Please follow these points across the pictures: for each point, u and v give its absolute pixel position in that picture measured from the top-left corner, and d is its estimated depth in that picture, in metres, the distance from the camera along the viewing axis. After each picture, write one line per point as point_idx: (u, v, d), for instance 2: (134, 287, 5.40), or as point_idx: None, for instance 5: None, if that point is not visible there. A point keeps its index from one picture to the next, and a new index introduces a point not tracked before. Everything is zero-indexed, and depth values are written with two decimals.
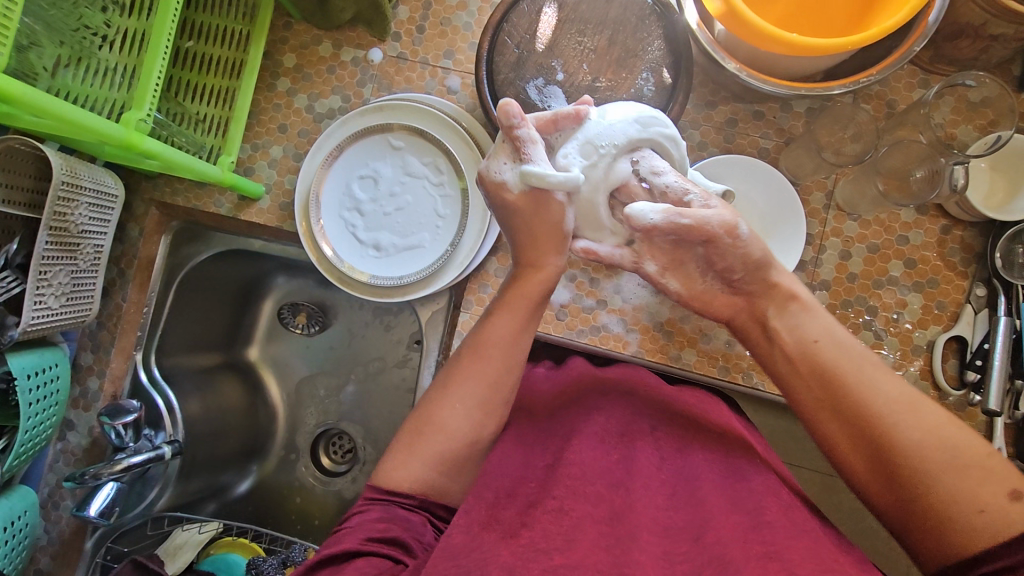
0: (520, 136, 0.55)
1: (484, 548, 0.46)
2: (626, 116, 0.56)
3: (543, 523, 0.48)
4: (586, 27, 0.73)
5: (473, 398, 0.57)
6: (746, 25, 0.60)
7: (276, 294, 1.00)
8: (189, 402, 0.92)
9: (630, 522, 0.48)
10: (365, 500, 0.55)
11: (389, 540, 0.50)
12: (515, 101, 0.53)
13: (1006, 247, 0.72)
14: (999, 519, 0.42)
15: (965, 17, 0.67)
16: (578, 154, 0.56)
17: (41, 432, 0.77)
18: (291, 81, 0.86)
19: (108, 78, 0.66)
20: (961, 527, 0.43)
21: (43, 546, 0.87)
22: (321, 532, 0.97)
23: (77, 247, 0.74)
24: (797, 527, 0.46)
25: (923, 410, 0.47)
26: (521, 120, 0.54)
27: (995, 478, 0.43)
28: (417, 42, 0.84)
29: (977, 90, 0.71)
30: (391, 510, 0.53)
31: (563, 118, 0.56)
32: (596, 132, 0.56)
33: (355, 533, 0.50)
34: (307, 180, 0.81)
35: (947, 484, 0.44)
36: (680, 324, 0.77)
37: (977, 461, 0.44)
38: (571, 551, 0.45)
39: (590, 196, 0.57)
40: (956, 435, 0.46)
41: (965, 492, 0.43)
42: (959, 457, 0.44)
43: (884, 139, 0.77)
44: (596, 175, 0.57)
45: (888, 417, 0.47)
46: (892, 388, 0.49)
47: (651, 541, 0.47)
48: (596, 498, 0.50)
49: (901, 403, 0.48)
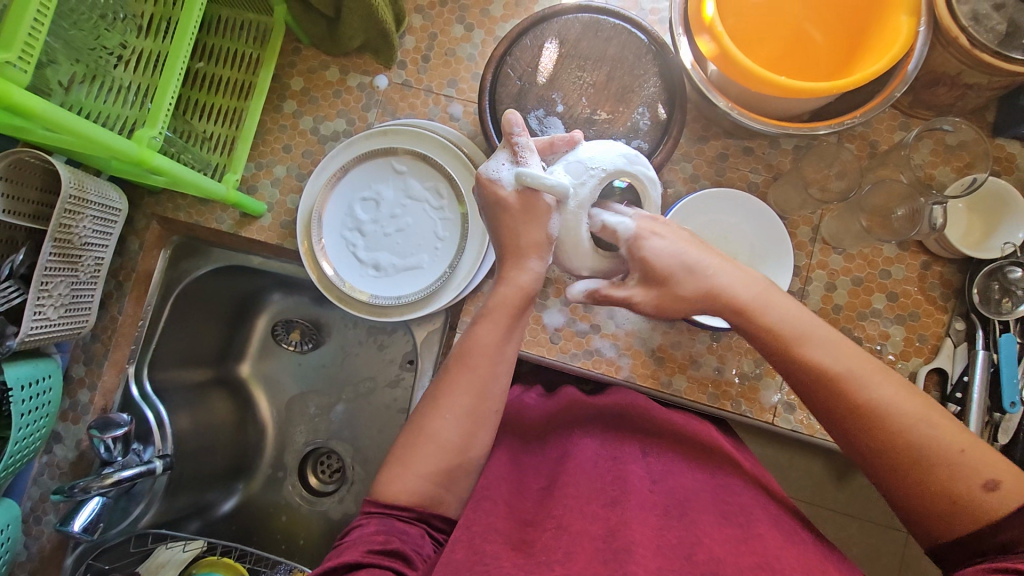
0: (518, 144, 0.60)
1: (486, 560, 0.47)
2: (615, 150, 0.60)
3: (544, 540, 0.49)
4: (586, 62, 0.76)
5: (471, 408, 0.58)
6: (737, 66, 0.64)
7: (271, 311, 1.01)
8: (179, 417, 0.91)
9: (626, 536, 0.47)
10: (363, 514, 0.54)
11: (389, 552, 0.49)
12: (516, 111, 0.60)
13: (983, 284, 0.75)
14: (967, 510, 0.46)
15: (940, 67, 0.71)
16: (568, 172, 0.59)
17: (29, 444, 0.76)
18: (298, 103, 0.88)
19: (121, 96, 0.68)
20: (939, 514, 0.47)
21: (21, 562, 0.85)
22: (306, 553, 0.96)
23: (78, 259, 0.74)
24: (784, 536, 0.50)
25: (895, 413, 0.49)
26: (520, 129, 0.60)
27: (969, 470, 0.46)
28: (423, 71, 0.87)
29: (954, 134, 0.76)
30: (388, 522, 0.53)
31: (559, 140, 0.61)
32: (587, 156, 0.59)
33: (355, 547, 0.50)
34: (310, 201, 0.82)
35: (928, 477, 0.47)
36: (671, 350, 0.79)
37: (951, 458, 0.47)
38: (570, 563, 0.45)
39: (575, 212, 0.59)
40: (931, 426, 0.48)
41: (939, 483, 0.47)
42: (929, 454, 0.47)
43: (868, 178, 0.80)
44: (583, 194, 0.59)
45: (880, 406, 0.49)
46: (873, 375, 0.51)
47: (647, 556, 0.46)
48: (593, 518, 0.50)
49: (871, 405, 0.50)
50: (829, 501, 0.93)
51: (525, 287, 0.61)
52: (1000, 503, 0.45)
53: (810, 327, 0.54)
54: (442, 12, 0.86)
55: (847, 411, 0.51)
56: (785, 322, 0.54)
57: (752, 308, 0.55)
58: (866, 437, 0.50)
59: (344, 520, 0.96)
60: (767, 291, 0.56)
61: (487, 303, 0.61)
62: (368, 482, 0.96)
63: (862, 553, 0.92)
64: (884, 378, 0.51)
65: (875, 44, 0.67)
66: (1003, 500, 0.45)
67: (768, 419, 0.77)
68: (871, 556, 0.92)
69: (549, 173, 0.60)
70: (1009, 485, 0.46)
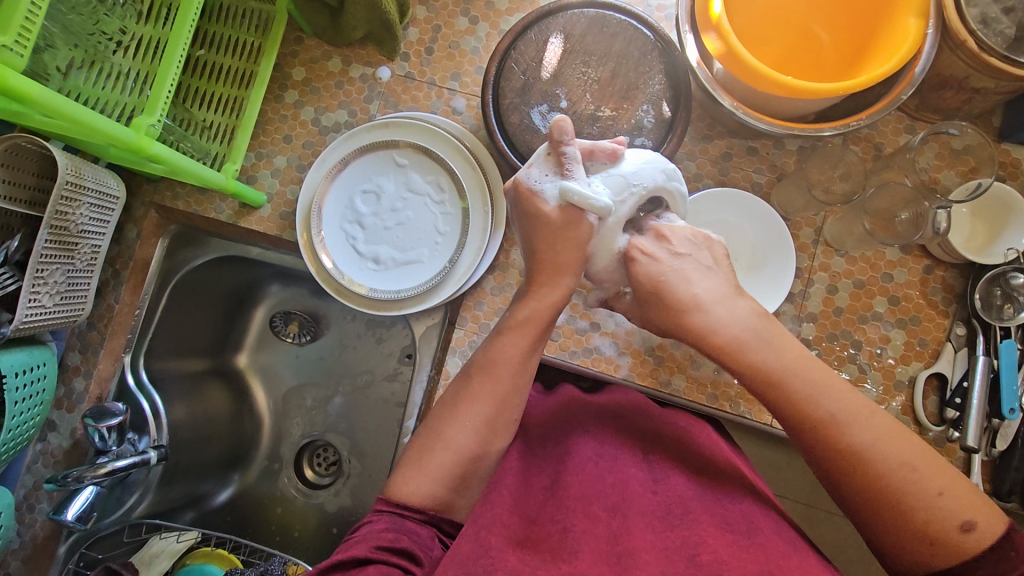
0: (566, 152, 0.59)
1: (491, 556, 0.46)
2: (654, 163, 0.60)
3: (551, 541, 0.49)
4: (590, 58, 0.75)
5: (490, 418, 0.57)
6: (744, 65, 0.63)
7: (269, 302, 1.01)
8: (174, 407, 0.91)
9: (628, 542, 0.48)
10: (374, 511, 0.54)
11: (396, 550, 0.49)
12: (567, 117, 0.57)
13: (985, 289, 0.74)
14: (945, 550, 0.46)
15: (948, 71, 0.71)
16: (610, 187, 0.59)
17: (24, 431, 0.76)
18: (299, 94, 0.87)
19: (120, 82, 0.67)
20: (913, 552, 0.47)
21: (14, 549, 0.85)
22: (301, 545, 0.96)
23: (74, 246, 0.74)
24: (788, 546, 0.48)
25: (875, 459, 0.48)
26: (570, 137, 0.58)
27: (947, 512, 0.46)
28: (426, 63, 0.86)
29: (959, 138, 0.76)
30: (398, 521, 0.52)
31: (601, 150, 0.59)
32: (629, 171, 0.59)
33: (363, 542, 0.49)
34: (309, 192, 0.81)
35: (906, 519, 0.47)
36: (671, 350, 0.79)
37: (930, 501, 0.47)
38: (576, 562, 0.45)
39: (614, 228, 0.59)
40: (914, 471, 0.47)
41: (918, 526, 0.47)
42: (911, 498, 0.47)
43: (872, 180, 0.80)
44: (622, 210, 0.59)
45: (865, 453, 0.48)
46: (862, 421, 0.49)
47: (650, 561, 0.45)
48: (596, 519, 0.50)
49: (852, 448, 0.48)
50: (826, 504, 0.92)
51: (539, 282, 0.61)
52: (975, 543, 0.46)
53: (795, 366, 0.52)
54: (447, 4, 0.86)
55: (831, 455, 0.49)
56: (770, 363, 0.52)
57: (735, 345, 0.53)
58: (847, 479, 0.49)
59: (339, 513, 0.96)
60: (755, 328, 0.54)
61: (514, 314, 0.61)
62: (364, 476, 0.96)
63: (857, 555, 0.91)
64: (872, 421, 0.49)
65: (882, 44, 0.66)
66: (975, 542, 0.46)
67: (768, 421, 0.77)
68: (866, 559, 0.91)
69: (590, 186, 0.59)
70: (983, 525, 0.46)
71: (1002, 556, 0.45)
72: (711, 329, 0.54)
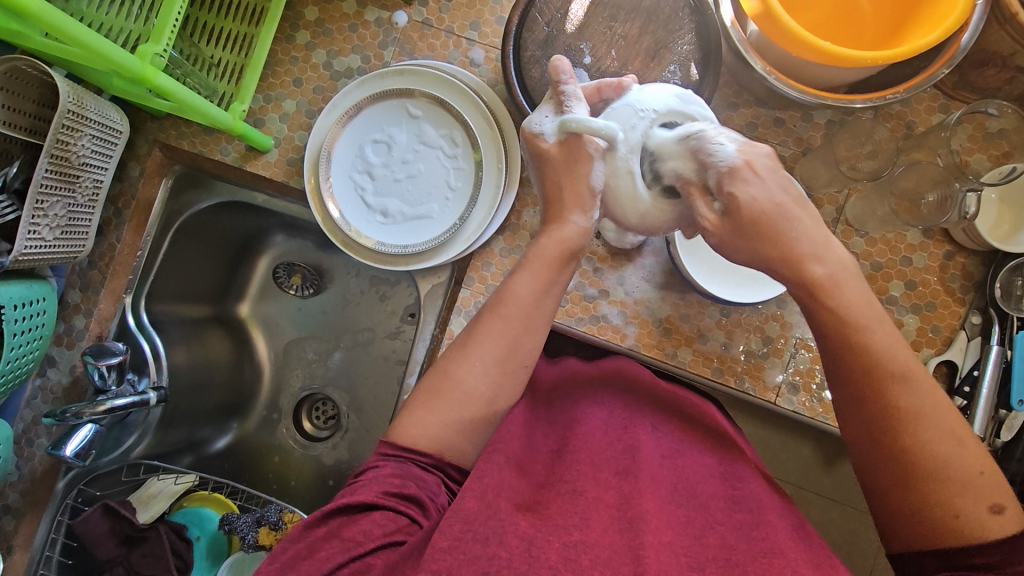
0: (566, 91, 0.56)
1: (501, 517, 0.45)
2: (667, 90, 0.55)
3: (559, 503, 0.47)
4: (618, 12, 0.72)
5: (502, 357, 0.56)
6: (781, 28, 0.60)
7: (272, 253, 0.99)
8: (175, 350, 0.90)
9: (639, 505, 0.47)
10: (379, 455, 0.53)
11: (404, 496, 0.49)
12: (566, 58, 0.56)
13: (1006, 279, 0.73)
14: (968, 525, 0.46)
15: (993, 45, 0.67)
16: (616, 115, 0.55)
17: (22, 365, 0.75)
18: (311, 35, 0.84)
19: (125, 8, 0.64)
20: (933, 523, 0.47)
21: (12, 482, 0.84)
22: (297, 494, 0.96)
23: (76, 179, 0.72)
24: (795, 530, 0.49)
25: (933, 419, 0.49)
26: (569, 76, 0.56)
27: (977, 492, 0.47)
28: (444, 10, 0.82)
29: (997, 120, 0.73)
30: (406, 467, 0.52)
31: (607, 86, 0.57)
32: (637, 98, 0.55)
33: (371, 486, 0.49)
34: (319, 137, 0.79)
35: (938, 486, 0.47)
36: (679, 322, 0.78)
37: (966, 477, 0.47)
38: (588, 529, 0.45)
39: (625, 157, 0.54)
40: (952, 447, 0.48)
41: (948, 498, 0.47)
42: (954, 469, 0.47)
43: (901, 159, 0.77)
44: (633, 138, 0.54)
45: (913, 416, 0.49)
46: (919, 390, 0.49)
47: (658, 528, 0.45)
48: (606, 485, 0.49)
49: (911, 410, 0.49)
50: (815, 486, 0.91)
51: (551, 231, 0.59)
52: (1001, 527, 0.46)
53: (871, 322, 0.51)
54: None
55: (879, 414, 0.50)
56: (856, 310, 0.51)
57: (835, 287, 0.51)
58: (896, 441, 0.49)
59: (336, 466, 0.97)
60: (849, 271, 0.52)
61: (525, 254, 0.59)
62: (362, 432, 0.96)
63: (843, 539, 0.91)
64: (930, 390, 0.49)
65: (929, 14, 0.63)
66: (1002, 525, 0.46)
67: (771, 399, 0.76)
68: (852, 541, 0.91)
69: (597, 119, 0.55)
70: (1011, 512, 0.47)
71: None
72: (806, 268, 0.51)
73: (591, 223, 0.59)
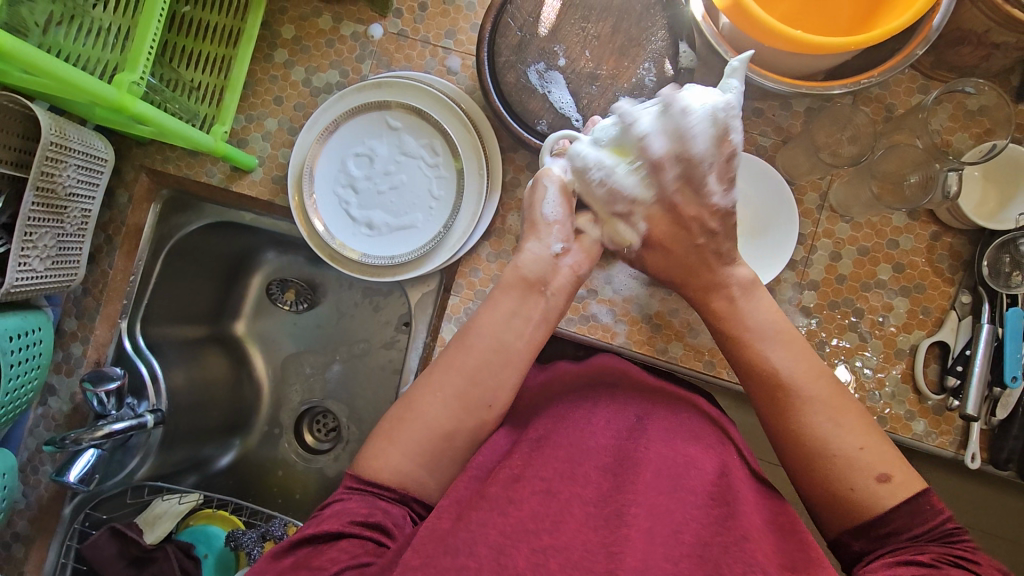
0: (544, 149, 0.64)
1: (472, 526, 0.45)
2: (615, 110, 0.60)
3: (531, 504, 0.47)
4: (589, 12, 0.73)
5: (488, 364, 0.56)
6: (754, 21, 0.60)
7: (265, 270, 1.00)
8: (173, 372, 0.91)
9: (618, 503, 0.48)
10: (344, 488, 0.53)
11: (371, 524, 0.49)
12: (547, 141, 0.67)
13: (993, 257, 0.72)
14: (863, 498, 0.50)
15: (968, 23, 0.67)
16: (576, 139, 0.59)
17: (22, 395, 0.76)
18: (289, 53, 0.85)
19: (102, 38, 0.66)
20: (840, 500, 0.50)
21: (20, 509, 0.86)
22: (300, 507, 0.97)
23: (64, 210, 0.73)
24: (771, 523, 0.50)
25: (822, 403, 0.53)
26: None
27: (867, 464, 0.50)
28: (419, 20, 0.82)
29: (976, 97, 0.72)
30: (372, 501, 0.52)
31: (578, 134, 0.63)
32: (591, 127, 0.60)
33: (338, 517, 0.50)
34: (301, 154, 0.80)
35: (829, 463, 0.51)
36: (668, 317, 0.78)
37: (852, 451, 0.51)
38: (559, 533, 0.46)
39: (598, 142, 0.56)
40: (840, 428, 0.52)
41: (843, 474, 0.50)
42: (839, 447, 0.51)
43: (881, 143, 0.77)
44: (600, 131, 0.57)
45: (803, 402, 0.53)
46: (805, 380, 0.54)
47: (639, 516, 0.47)
48: (585, 482, 0.50)
49: (798, 398, 0.53)
50: None
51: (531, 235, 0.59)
52: (891, 493, 0.49)
53: (756, 324, 0.58)
54: None
55: (778, 405, 0.54)
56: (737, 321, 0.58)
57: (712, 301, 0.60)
58: (787, 423, 0.53)
59: (338, 477, 0.97)
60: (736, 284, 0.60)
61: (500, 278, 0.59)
62: (363, 441, 0.97)
63: None
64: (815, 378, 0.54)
65: None
66: (890, 492, 0.49)
67: None
68: None
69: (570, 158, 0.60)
70: (900, 479, 0.50)
71: (918, 509, 0.48)
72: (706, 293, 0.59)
73: (551, 253, 0.60)
